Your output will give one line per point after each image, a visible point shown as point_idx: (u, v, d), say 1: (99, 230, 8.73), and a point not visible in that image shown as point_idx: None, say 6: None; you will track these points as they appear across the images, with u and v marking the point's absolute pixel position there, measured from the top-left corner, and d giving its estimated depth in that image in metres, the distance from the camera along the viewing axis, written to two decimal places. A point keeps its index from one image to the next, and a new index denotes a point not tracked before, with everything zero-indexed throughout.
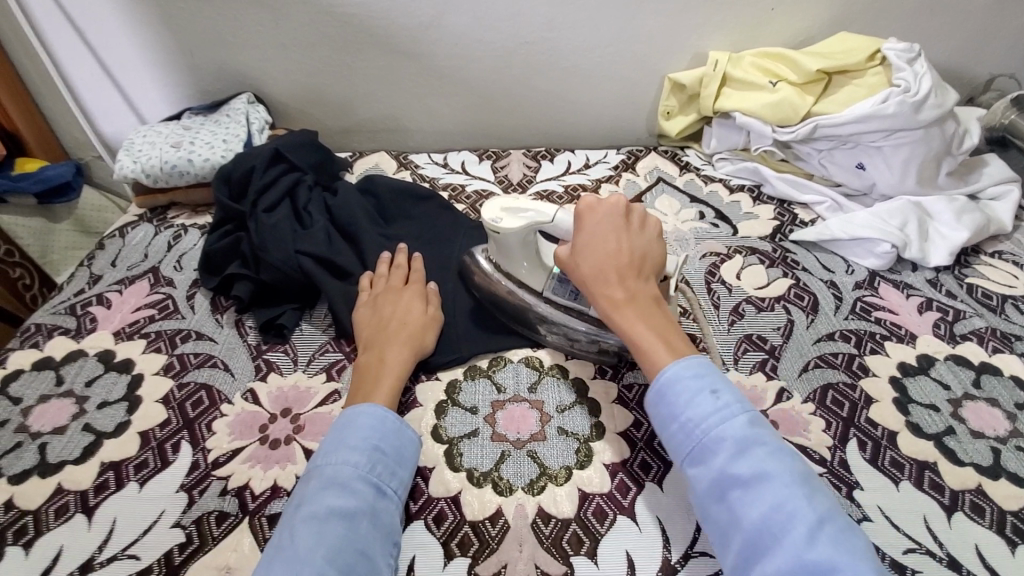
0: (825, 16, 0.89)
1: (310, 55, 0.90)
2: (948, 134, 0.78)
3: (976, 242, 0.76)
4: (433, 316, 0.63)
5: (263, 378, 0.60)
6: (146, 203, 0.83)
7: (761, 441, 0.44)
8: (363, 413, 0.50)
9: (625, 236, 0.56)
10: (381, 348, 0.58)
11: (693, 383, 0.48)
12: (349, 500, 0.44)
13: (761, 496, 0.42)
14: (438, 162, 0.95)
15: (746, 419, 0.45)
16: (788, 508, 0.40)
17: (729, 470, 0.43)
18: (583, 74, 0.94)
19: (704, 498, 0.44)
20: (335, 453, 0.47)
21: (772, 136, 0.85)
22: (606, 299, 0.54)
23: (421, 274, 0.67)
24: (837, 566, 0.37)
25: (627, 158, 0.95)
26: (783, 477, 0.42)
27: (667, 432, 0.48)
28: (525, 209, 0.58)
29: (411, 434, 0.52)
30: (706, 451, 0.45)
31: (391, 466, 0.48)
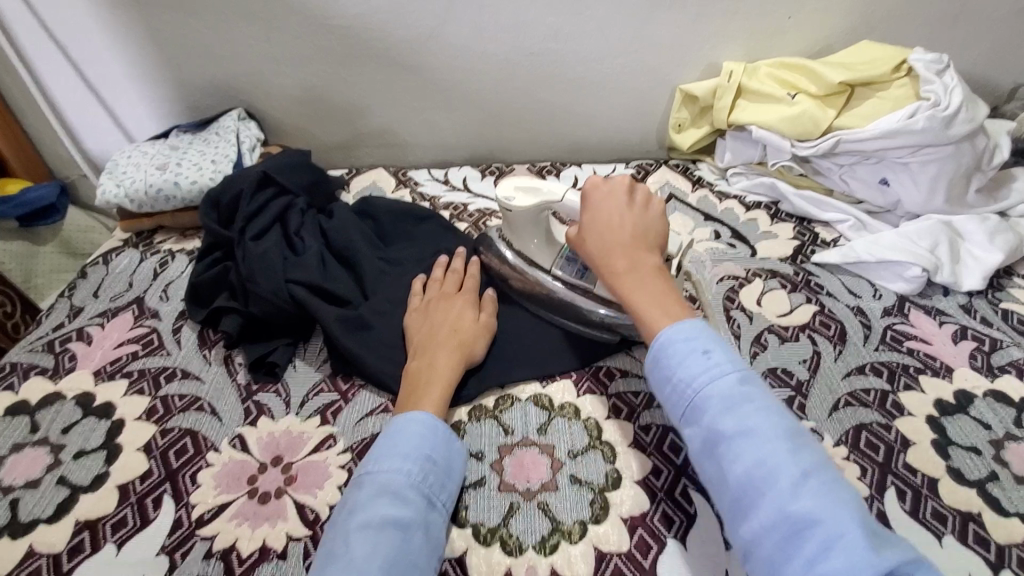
0: (845, 24, 0.85)
1: (305, 69, 0.86)
2: (978, 149, 0.73)
3: (1009, 264, 0.72)
4: (486, 324, 0.61)
5: (252, 422, 0.56)
6: (131, 228, 0.79)
7: (750, 398, 0.41)
8: (417, 421, 0.49)
9: (625, 206, 0.54)
10: (432, 355, 0.56)
11: (685, 344, 0.44)
12: (402, 510, 0.43)
13: (745, 450, 0.39)
14: (439, 179, 0.91)
15: (737, 375, 0.42)
16: (772, 464, 0.37)
17: (716, 426, 0.40)
18: (589, 86, 0.90)
19: (696, 456, 0.42)
20: (386, 459, 0.46)
21: (790, 150, 0.81)
22: (606, 271, 0.52)
23: (474, 282, 0.65)
24: (820, 521, 0.35)
25: (636, 173, 0.90)
26: (771, 432, 0.39)
27: (660, 390, 0.45)
28: (537, 189, 0.60)
29: (461, 446, 0.51)
30: (694, 409, 0.42)
31: (441, 478, 0.48)
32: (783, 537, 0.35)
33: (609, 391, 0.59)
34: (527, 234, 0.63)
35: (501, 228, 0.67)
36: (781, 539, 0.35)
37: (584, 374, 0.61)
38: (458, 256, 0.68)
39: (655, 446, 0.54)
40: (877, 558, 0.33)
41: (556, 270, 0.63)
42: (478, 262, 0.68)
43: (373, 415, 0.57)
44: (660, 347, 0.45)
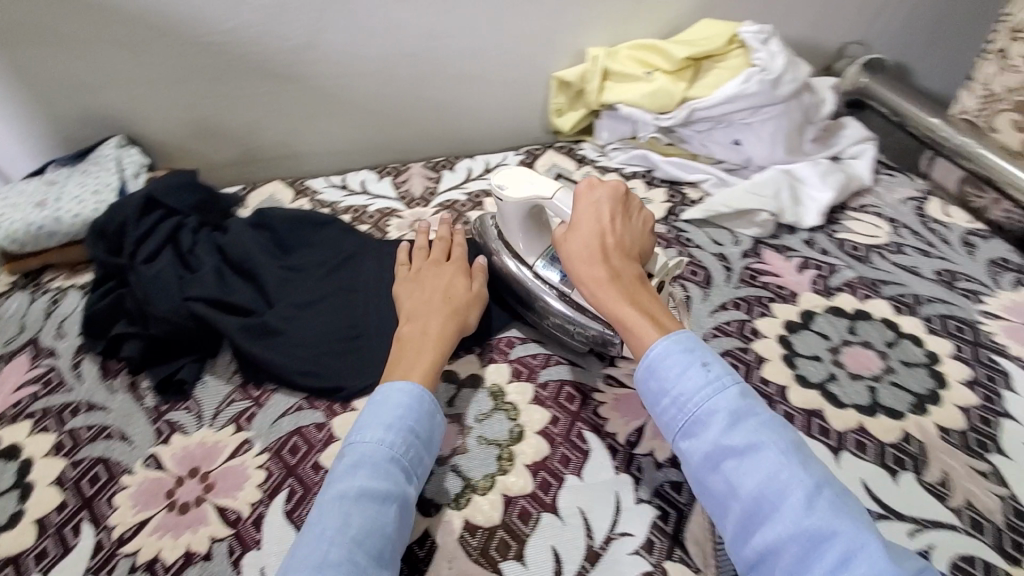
0: (688, 5, 0.95)
1: (185, 89, 0.86)
2: (806, 105, 0.86)
3: (843, 200, 0.83)
4: (477, 292, 0.64)
5: (166, 441, 0.58)
6: (16, 270, 0.76)
7: (754, 413, 0.43)
8: (403, 390, 0.51)
9: (614, 222, 0.56)
10: (424, 322, 0.59)
11: (684, 358, 0.46)
12: (382, 481, 0.46)
13: (754, 465, 0.41)
14: (337, 184, 0.93)
15: (738, 390, 0.44)
16: (784, 478, 0.40)
17: (723, 441, 0.43)
18: (471, 81, 0.95)
19: (697, 471, 0.44)
20: (371, 428, 0.48)
21: (654, 123, 0.89)
22: (592, 276, 0.53)
23: (461, 252, 0.69)
24: (837, 530, 0.38)
25: (526, 158, 0.97)
26: (778, 447, 0.42)
27: (659, 406, 0.46)
28: (529, 182, 0.62)
29: (441, 417, 0.53)
30: (700, 425, 0.44)
31: (421, 449, 0.50)
32: (803, 547, 0.38)
33: (510, 357, 0.64)
34: (516, 227, 0.65)
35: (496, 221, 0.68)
36: (800, 548, 0.38)
37: (488, 346, 0.65)
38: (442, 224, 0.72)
39: (553, 398, 0.60)
40: (892, 563, 0.36)
41: (539, 265, 0.64)
42: (461, 231, 0.72)
43: (287, 415, 0.59)
44: (658, 357, 0.47)
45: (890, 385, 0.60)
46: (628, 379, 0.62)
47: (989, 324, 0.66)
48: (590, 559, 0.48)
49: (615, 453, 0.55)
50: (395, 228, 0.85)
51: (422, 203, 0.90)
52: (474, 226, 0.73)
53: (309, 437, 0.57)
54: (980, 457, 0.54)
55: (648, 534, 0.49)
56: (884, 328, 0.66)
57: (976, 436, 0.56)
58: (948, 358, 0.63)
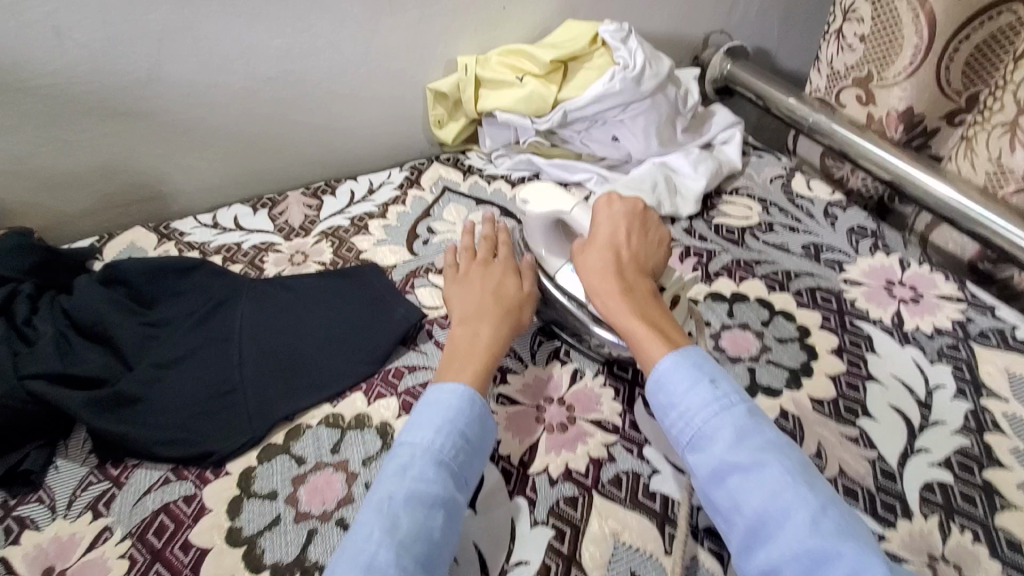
0: (551, 8, 0.95)
1: (14, 138, 0.76)
2: (672, 97, 0.88)
3: (717, 185, 0.86)
4: (528, 292, 0.63)
5: (14, 541, 0.51)
6: None
7: (761, 432, 0.46)
8: (451, 390, 0.51)
9: (627, 240, 0.61)
10: (476, 325, 0.59)
11: (691, 375, 0.49)
12: (432, 486, 0.45)
13: (759, 483, 0.43)
14: (207, 223, 0.87)
15: (745, 409, 0.47)
16: (788, 497, 0.42)
17: (728, 457, 0.45)
18: (342, 100, 0.91)
19: (704, 485, 0.46)
20: (422, 431, 0.48)
21: (532, 127, 0.89)
22: (602, 290, 0.58)
23: (510, 250, 0.68)
24: (840, 551, 0.39)
25: (410, 174, 0.95)
26: (783, 467, 0.44)
27: (668, 421, 0.50)
28: (551, 196, 0.66)
29: (492, 423, 0.52)
30: (705, 441, 0.47)
31: (470, 456, 0.49)
32: (805, 566, 0.40)
33: (399, 390, 0.62)
34: (539, 239, 0.67)
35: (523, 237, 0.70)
36: (803, 567, 0.40)
37: (374, 381, 0.63)
38: (486, 223, 0.72)
39: None
40: None
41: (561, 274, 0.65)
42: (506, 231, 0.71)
43: (152, 491, 0.54)
44: (666, 371, 0.50)
45: (766, 363, 0.62)
46: (519, 394, 0.60)
47: (851, 291, 0.70)
48: None
49: (509, 476, 0.53)
50: (273, 264, 0.80)
51: (301, 233, 0.85)
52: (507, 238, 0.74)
53: (178, 513, 0.52)
54: (850, 423, 0.57)
55: (544, 559, 0.48)
56: (760, 308, 0.68)
57: (845, 403, 0.59)
58: (817, 329, 0.66)
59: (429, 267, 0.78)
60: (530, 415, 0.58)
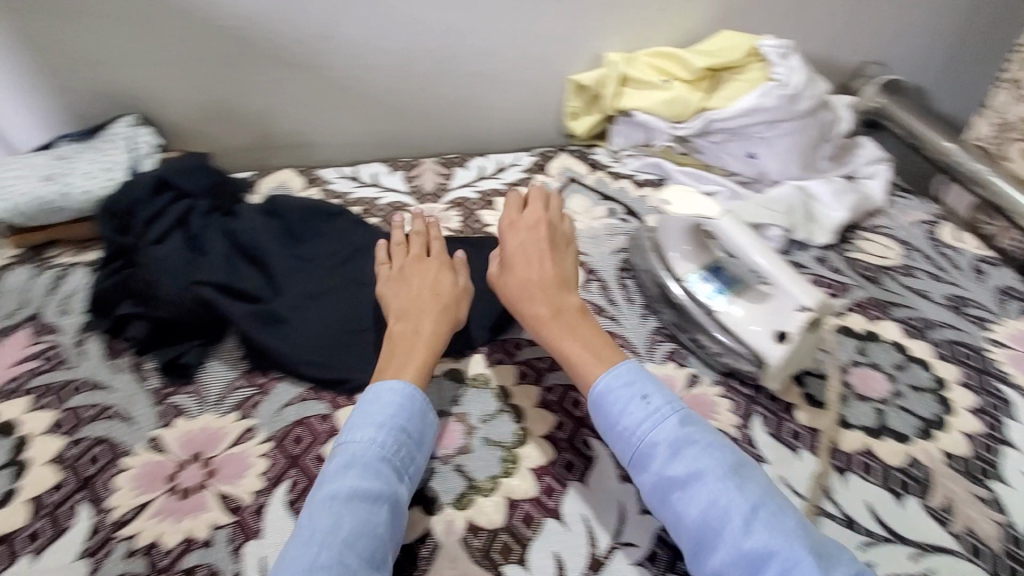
0: (708, 16, 0.95)
1: (199, 70, 0.85)
2: (824, 122, 0.87)
3: (857, 220, 0.83)
4: (464, 286, 0.64)
5: (168, 424, 0.57)
6: (20, 244, 0.76)
7: (693, 441, 0.48)
8: (393, 390, 0.52)
9: (542, 259, 0.62)
10: (416, 321, 0.59)
11: (626, 391, 0.52)
12: (373, 482, 0.46)
13: (697, 493, 0.46)
14: (349, 176, 0.93)
15: (678, 420, 0.50)
16: (723, 503, 0.45)
17: (667, 472, 0.48)
18: (488, 79, 0.94)
19: (650, 500, 0.49)
20: (364, 429, 0.49)
21: (668, 131, 0.90)
22: (534, 316, 0.59)
23: (439, 244, 0.68)
24: (772, 549, 0.43)
25: (539, 160, 0.97)
26: (716, 472, 0.46)
27: (610, 439, 0.52)
28: (695, 199, 0.66)
29: (433, 417, 0.54)
30: (646, 457, 0.49)
31: (413, 449, 0.50)
32: (744, 568, 0.43)
33: (517, 359, 0.63)
34: (674, 241, 0.69)
35: (653, 237, 0.73)
36: (743, 569, 0.43)
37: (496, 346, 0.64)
38: (416, 216, 0.71)
39: (558, 403, 0.60)
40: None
41: (686, 281, 0.66)
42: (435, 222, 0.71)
43: (292, 405, 0.59)
44: (603, 394, 0.52)
45: (897, 408, 0.61)
46: None
47: (997, 352, 0.67)
48: (593, 567, 0.48)
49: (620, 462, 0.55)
50: (406, 223, 0.85)
51: (433, 199, 0.90)
52: (641, 236, 0.75)
53: (314, 428, 0.57)
54: (981, 483, 0.56)
55: (651, 546, 0.50)
56: (893, 351, 0.66)
57: (978, 463, 0.57)
58: (955, 384, 0.63)
59: None
60: None
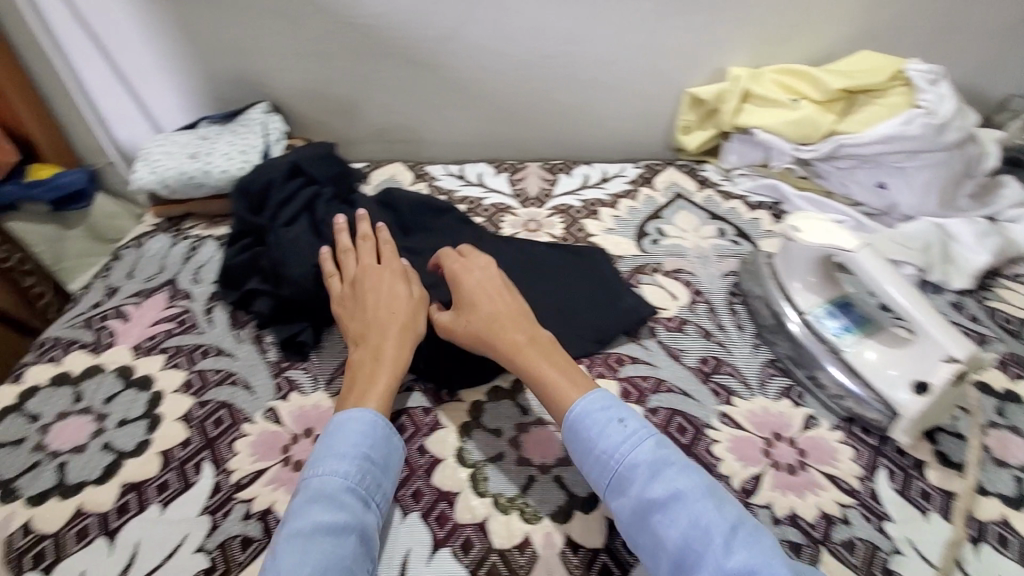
0: (843, 36, 0.90)
1: (330, 65, 0.89)
2: (969, 157, 0.79)
3: (1000, 265, 0.75)
4: (419, 296, 0.61)
5: (284, 397, 0.60)
6: (162, 213, 0.83)
7: (670, 462, 0.46)
8: (355, 419, 0.50)
9: (500, 285, 0.60)
10: (376, 344, 0.56)
11: (603, 415, 0.49)
12: (337, 513, 0.45)
13: (678, 515, 0.43)
14: (455, 173, 0.94)
15: (654, 441, 0.47)
16: (704, 522, 0.42)
17: (646, 495, 0.45)
18: (602, 87, 0.93)
19: (628, 527, 0.46)
20: (328, 461, 0.47)
21: (792, 153, 0.85)
22: (510, 343, 0.56)
23: (389, 249, 0.66)
24: (757, 567, 0.40)
25: (644, 172, 0.94)
26: (695, 491, 0.44)
27: (587, 464, 0.49)
28: (831, 229, 0.62)
29: (397, 442, 0.52)
30: (624, 480, 0.46)
31: (378, 475, 0.49)
32: None
33: (619, 375, 0.63)
34: (799, 269, 0.66)
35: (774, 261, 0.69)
36: None
37: (596, 360, 0.64)
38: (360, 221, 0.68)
39: (663, 427, 0.58)
40: None
41: (809, 316, 0.64)
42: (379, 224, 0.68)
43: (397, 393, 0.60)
44: (581, 419, 0.50)
45: None
46: (746, 420, 0.59)
47: None
48: None
49: None
50: (509, 225, 0.85)
51: (536, 204, 0.89)
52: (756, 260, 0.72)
53: (417, 420, 0.58)
54: None
55: None
56: None
57: None
58: None
59: (655, 267, 0.76)
60: (756, 445, 0.57)
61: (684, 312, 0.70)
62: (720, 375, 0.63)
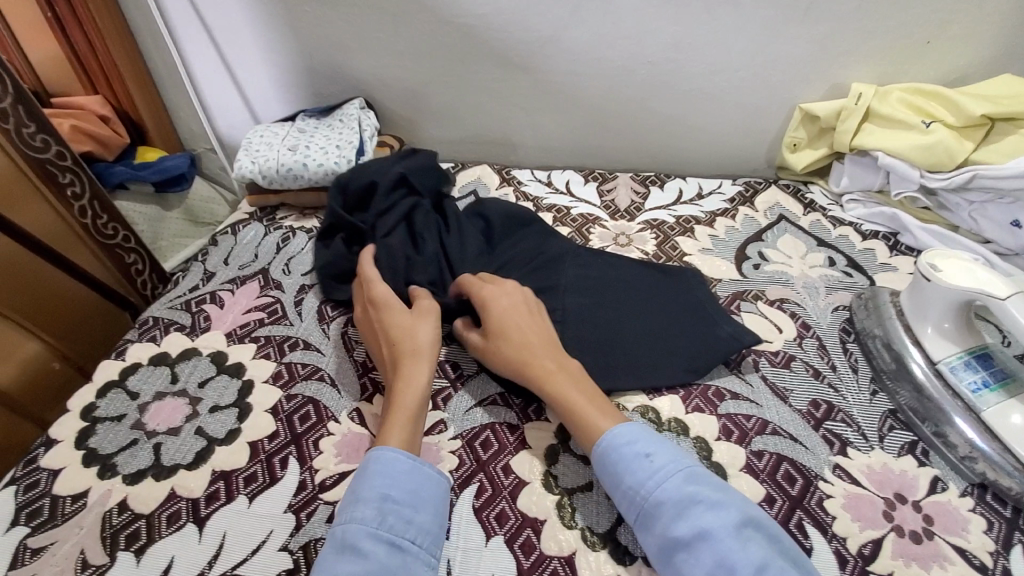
0: (985, 54, 0.81)
1: (427, 65, 0.89)
2: None
3: None
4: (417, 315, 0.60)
5: (369, 399, 0.59)
6: (257, 203, 0.85)
7: (699, 498, 0.43)
8: (374, 459, 0.48)
9: (526, 312, 0.60)
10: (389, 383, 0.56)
11: (629, 449, 0.48)
12: (362, 561, 0.42)
13: (704, 555, 0.41)
14: (542, 180, 0.92)
15: (682, 477, 0.45)
16: (731, 564, 0.40)
17: (670, 532, 0.43)
18: (706, 98, 0.88)
19: (657, 563, 0.44)
20: (348, 507, 0.45)
21: (918, 180, 0.77)
22: (542, 372, 0.55)
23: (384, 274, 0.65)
24: None
25: (744, 190, 0.88)
26: (722, 530, 0.41)
27: (616, 499, 0.48)
28: (975, 274, 0.57)
29: (425, 473, 0.49)
30: (650, 517, 0.45)
31: (404, 514, 0.46)
32: None
33: (719, 411, 0.58)
34: (932, 313, 0.59)
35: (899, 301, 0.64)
36: None
37: (693, 392, 0.60)
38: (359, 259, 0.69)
39: (769, 473, 0.53)
40: None
41: (942, 366, 0.58)
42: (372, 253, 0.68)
43: (482, 406, 0.58)
44: (606, 454, 0.48)
45: None
46: (863, 476, 0.53)
47: None
48: None
49: (844, 562, 0.48)
50: (598, 237, 0.81)
51: (625, 217, 0.85)
52: (874, 297, 0.66)
53: (501, 437, 0.56)
54: None
55: None
56: None
57: None
58: None
59: (757, 295, 0.71)
60: (877, 506, 0.51)
61: (789, 346, 0.65)
62: (833, 422, 0.58)
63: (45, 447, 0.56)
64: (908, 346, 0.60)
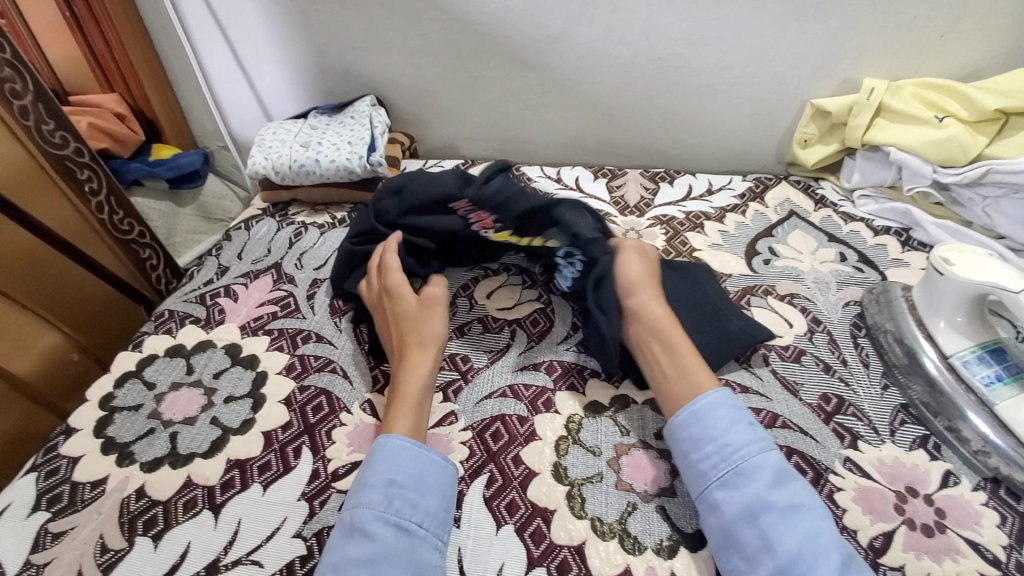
0: (998, 49, 0.80)
1: (437, 62, 0.90)
2: None
3: None
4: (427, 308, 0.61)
5: (380, 390, 0.60)
6: (270, 199, 0.86)
7: (794, 478, 0.46)
8: (380, 445, 0.50)
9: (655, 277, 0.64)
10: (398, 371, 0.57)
11: (735, 414, 0.50)
12: (369, 544, 0.44)
13: (795, 525, 0.43)
14: (552, 176, 0.92)
15: (778, 455, 0.48)
16: (823, 540, 0.42)
17: (765, 496, 0.45)
18: (715, 94, 0.88)
19: (730, 522, 0.45)
20: (356, 493, 0.47)
21: (930, 176, 0.76)
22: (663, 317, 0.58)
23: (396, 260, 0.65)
24: None
25: (754, 186, 0.88)
26: (816, 510, 0.44)
27: (701, 453, 0.49)
28: (989, 267, 0.56)
29: (430, 457, 0.50)
30: (742, 477, 0.46)
31: (409, 497, 0.47)
32: None
33: None
34: (946, 308, 0.59)
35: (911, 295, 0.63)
36: None
37: None
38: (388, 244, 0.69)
39: None
40: None
41: (956, 360, 0.57)
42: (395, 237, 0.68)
43: (492, 398, 0.59)
44: (711, 408, 0.50)
45: None
46: (874, 469, 0.53)
47: None
48: None
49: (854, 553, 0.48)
50: None
51: (635, 213, 0.85)
52: (885, 292, 0.66)
53: (511, 428, 0.56)
54: None
55: None
56: None
57: None
58: None
59: (767, 290, 0.71)
60: (888, 499, 0.51)
61: (800, 341, 0.65)
62: (843, 416, 0.57)
63: (65, 435, 0.57)
64: (920, 340, 0.60)
